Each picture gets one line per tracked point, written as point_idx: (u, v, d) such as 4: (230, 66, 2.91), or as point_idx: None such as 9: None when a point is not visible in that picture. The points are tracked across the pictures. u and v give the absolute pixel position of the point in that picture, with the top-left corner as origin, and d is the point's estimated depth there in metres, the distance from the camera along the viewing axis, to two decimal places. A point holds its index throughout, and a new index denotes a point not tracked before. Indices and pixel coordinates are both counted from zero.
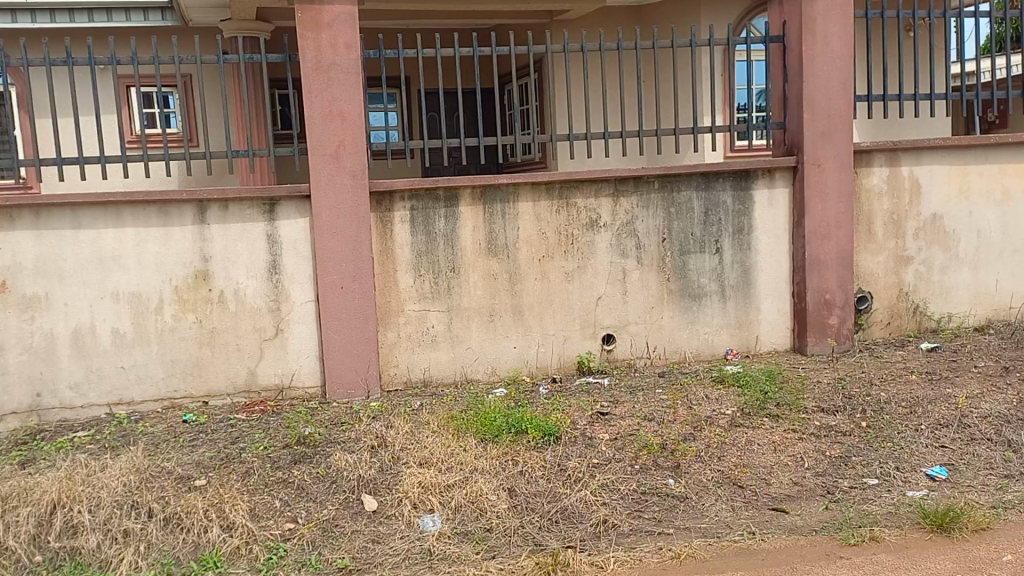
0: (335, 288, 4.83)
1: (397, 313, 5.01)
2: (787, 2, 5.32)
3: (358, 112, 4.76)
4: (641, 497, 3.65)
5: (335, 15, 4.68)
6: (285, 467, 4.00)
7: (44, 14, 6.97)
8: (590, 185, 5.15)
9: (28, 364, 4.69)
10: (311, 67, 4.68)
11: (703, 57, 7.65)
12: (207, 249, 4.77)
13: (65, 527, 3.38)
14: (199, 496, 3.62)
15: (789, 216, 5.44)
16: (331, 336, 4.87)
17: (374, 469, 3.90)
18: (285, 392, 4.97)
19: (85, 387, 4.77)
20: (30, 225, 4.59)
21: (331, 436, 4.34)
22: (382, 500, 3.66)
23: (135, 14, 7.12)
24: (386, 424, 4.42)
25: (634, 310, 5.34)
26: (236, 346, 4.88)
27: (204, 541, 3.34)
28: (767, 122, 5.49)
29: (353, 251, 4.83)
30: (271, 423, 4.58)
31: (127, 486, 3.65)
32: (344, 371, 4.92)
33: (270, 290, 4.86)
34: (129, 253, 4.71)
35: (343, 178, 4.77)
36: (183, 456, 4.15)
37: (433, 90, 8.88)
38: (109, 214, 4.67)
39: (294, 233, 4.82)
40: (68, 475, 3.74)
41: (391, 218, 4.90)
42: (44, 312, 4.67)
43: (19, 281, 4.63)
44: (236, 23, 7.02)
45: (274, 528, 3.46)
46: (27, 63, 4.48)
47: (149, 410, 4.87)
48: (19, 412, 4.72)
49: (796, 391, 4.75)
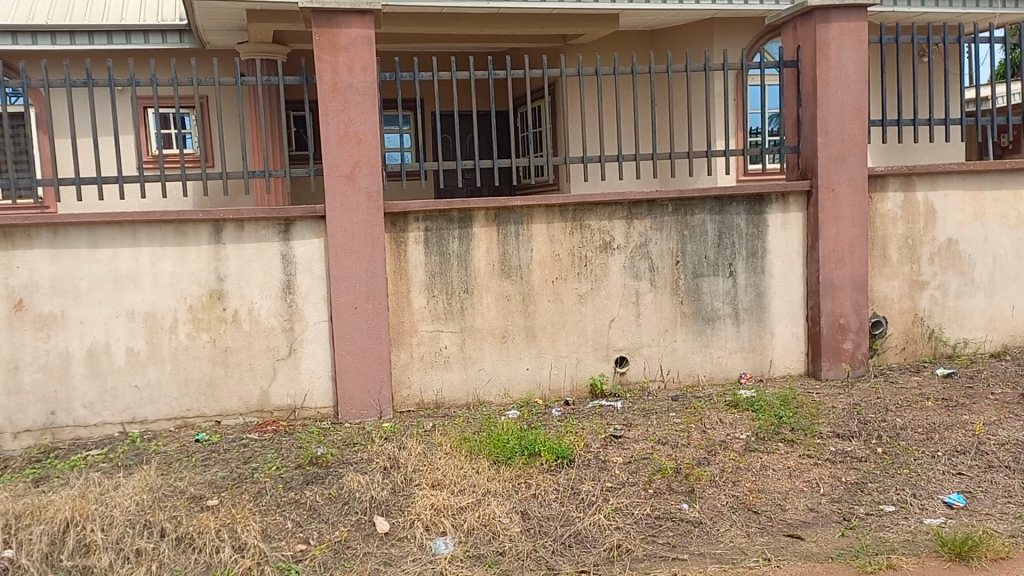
0: (349, 308, 4.85)
1: (410, 334, 5.01)
2: (801, 28, 5.34)
3: (374, 134, 4.80)
4: (655, 522, 3.63)
5: (352, 39, 4.72)
6: (298, 487, 3.99)
7: (64, 36, 7.05)
8: (603, 208, 5.16)
9: (43, 382, 4.71)
10: (328, 89, 4.72)
11: (716, 81, 7.68)
12: (222, 268, 4.80)
13: (78, 545, 3.38)
14: (211, 516, 3.62)
15: (803, 240, 5.44)
16: (344, 356, 4.88)
17: (386, 490, 3.89)
18: (298, 412, 4.97)
19: (98, 405, 4.79)
20: (47, 244, 4.63)
21: (343, 457, 4.34)
22: (394, 522, 3.65)
23: (154, 36, 7.20)
24: (398, 446, 4.41)
25: (647, 332, 5.33)
26: (249, 366, 4.89)
27: (215, 561, 3.33)
28: (781, 145, 5.49)
29: (367, 272, 4.84)
30: (283, 443, 4.58)
31: (140, 506, 3.65)
32: (357, 391, 4.92)
33: (284, 310, 4.88)
34: (145, 271, 4.74)
35: (358, 199, 4.79)
36: (195, 475, 4.16)
37: (447, 112, 8.94)
38: (126, 233, 4.70)
39: (309, 253, 4.85)
40: (81, 494, 3.75)
41: (405, 239, 4.92)
42: (60, 330, 4.70)
43: (36, 299, 4.66)
44: (254, 46, 7.11)
45: (286, 549, 3.45)
46: (47, 84, 4.52)
47: (161, 428, 4.87)
48: (33, 430, 4.73)
49: (811, 415, 4.72)
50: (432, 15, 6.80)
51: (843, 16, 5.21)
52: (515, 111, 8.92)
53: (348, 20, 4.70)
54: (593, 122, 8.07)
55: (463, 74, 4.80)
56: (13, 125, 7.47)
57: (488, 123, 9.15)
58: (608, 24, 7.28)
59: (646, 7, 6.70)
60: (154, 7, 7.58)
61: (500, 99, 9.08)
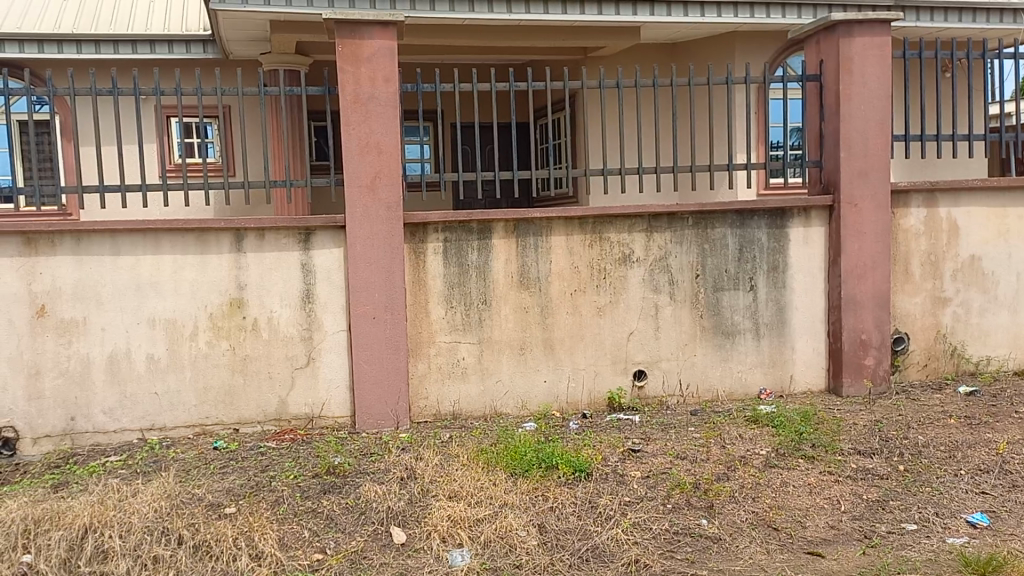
0: (368, 318, 4.85)
1: (428, 345, 5.01)
2: (824, 42, 5.33)
3: (395, 145, 4.81)
4: (674, 537, 3.60)
5: (375, 50, 4.75)
6: (315, 496, 3.99)
7: (90, 45, 7.13)
8: (623, 220, 5.14)
9: (63, 387, 4.75)
10: (350, 100, 4.75)
11: (737, 95, 7.67)
12: (243, 277, 4.82)
13: (96, 551, 3.39)
14: (229, 524, 3.63)
15: (824, 255, 5.40)
16: (362, 366, 4.89)
17: (403, 501, 3.88)
18: (315, 422, 4.98)
19: (118, 412, 4.81)
20: (70, 251, 4.67)
21: (360, 467, 4.34)
22: (411, 533, 3.64)
23: (178, 47, 7.27)
24: (415, 456, 4.40)
25: (666, 346, 5.31)
26: (268, 375, 4.91)
27: (232, 569, 3.33)
28: (803, 160, 5.47)
29: (386, 282, 4.85)
30: (301, 452, 4.59)
31: (158, 513, 3.66)
32: (375, 401, 4.92)
33: (304, 319, 4.89)
34: (166, 279, 4.77)
35: (379, 210, 4.81)
36: (213, 483, 4.16)
37: (468, 124, 8.98)
38: (148, 241, 4.74)
39: (329, 263, 4.86)
40: (100, 500, 3.76)
41: (425, 250, 4.92)
42: (81, 336, 4.73)
43: (58, 305, 4.70)
44: (276, 56, 7.20)
45: (302, 558, 3.44)
46: (73, 93, 4.56)
47: (179, 436, 4.89)
48: (53, 436, 4.76)
49: (832, 432, 4.68)
50: (453, 27, 6.84)
51: (866, 31, 5.19)
52: (534, 124, 8.94)
53: (371, 31, 4.73)
54: (613, 136, 8.07)
55: (484, 86, 4.81)
56: (38, 133, 7.56)
57: (507, 135, 9.17)
58: (629, 38, 7.30)
59: (666, 20, 6.71)
60: (178, 18, 7.66)
61: (520, 111, 9.11)
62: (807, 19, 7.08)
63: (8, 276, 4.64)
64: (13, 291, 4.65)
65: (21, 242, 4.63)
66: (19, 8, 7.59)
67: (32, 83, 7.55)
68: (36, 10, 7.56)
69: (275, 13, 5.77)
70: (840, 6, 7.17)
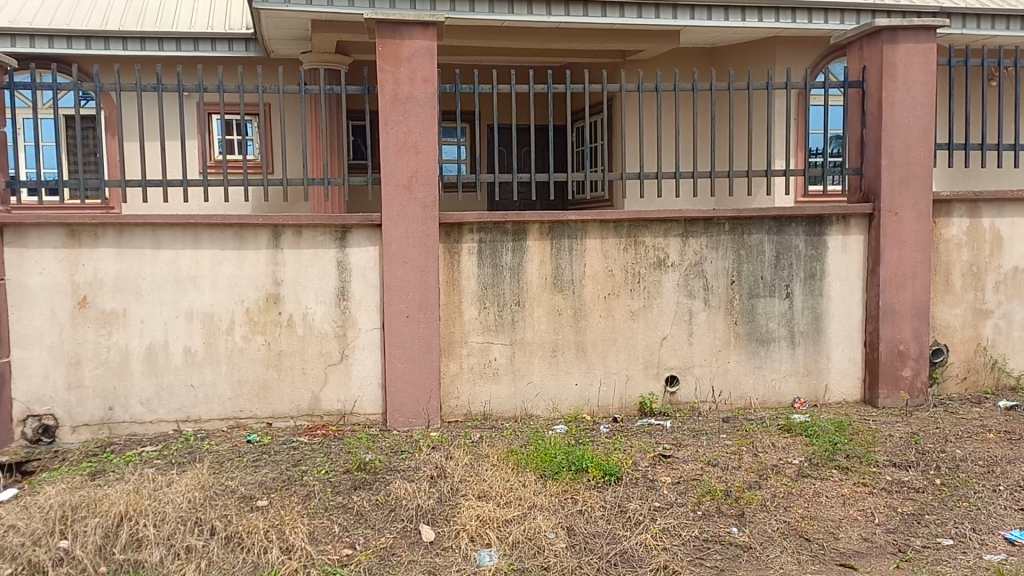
0: (401, 317, 4.88)
1: (461, 345, 5.03)
2: (868, 48, 5.26)
3: (432, 145, 4.84)
4: (703, 545, 3.57)
5: (415, 50, 4.78)
6: (345, 492, 4.03)
7: (135, 42, 7.26)
8: (659, 225, 5.12)
9: (102, 377, 4.83)
10: (389, 100, 4.78)
11: (777, 100, 7.61)
12: (280, 272, 4.87)
13: (130, 539, 3.44)
14: (260, 516, 3.67)
15: (863, 264, 5.33)
16: (395, 364, 4.92)
17: (432, 499, 3.90)
18: (347, 418, 5.02)
19: (155, 403, 4.89)
20: (112, 243, 4.76)
21: (391, 464, 4.37)
22: (440, 531, 3.66)
23: (221, 45, 7.37)
24: (446, 455, 4.42)
25: (699, 352, 5.28)
26: (302, 371, 4.96)
27: (263, 561, 3.36)
28: (843, 167, 5.41)
29: (420, 281, 4.88)
30: (333, 448, 4.63)
31: (192, 503, 3.72)
32: (406, 400, 4.95)
33: (338, 316, 4.94)
34: (204, 274, 4.84)
35: (414, 209, 4.84)
36: (246, 476, 4.21)
37: (505, 126, 9.02)
38: (188, 235, 4.81)
39: (364, 261, 4.90)
40: (136, 489, 3.82)
41: (459, 250, 4.94)
42: (121, 327, 4.82)
43: (100, 296, 4.79)
44: (317, 56, 7.27)
45: (332, 553, 3.47)
46: (118, 88, 4.64)
47: (214, 428, 4.95)
48: (91, 425, 4.85)
49: (867, 443, 4.62)
50: (493, 28, 6.86)
51: (911, 37, 5.12)
52: (572, 126, 8.94)
53: (411, 32, 4.76)
54: (650, 140, 8.05)
55: (522, 87, 4.80)
56: (84, 127, 7.72)
57: (544, 137, 9.18)
58: (669, 41, 7.27)
59: (707, 25, 6.67)
60: (221, 16, 7.77)
61: (557, 113, 9.11)
62: (850, 24, 7.01)
63: (52, 267, 4.73)
64: (56, 282, 4.74)
65: (64, 233, 4.72)
66: (66, 5, 7.72)
67: (79, 78, 7.70)
68: (84, 6, 7.70)
69: (317, 12, 5.83)
70: (885, 12, 7.08)
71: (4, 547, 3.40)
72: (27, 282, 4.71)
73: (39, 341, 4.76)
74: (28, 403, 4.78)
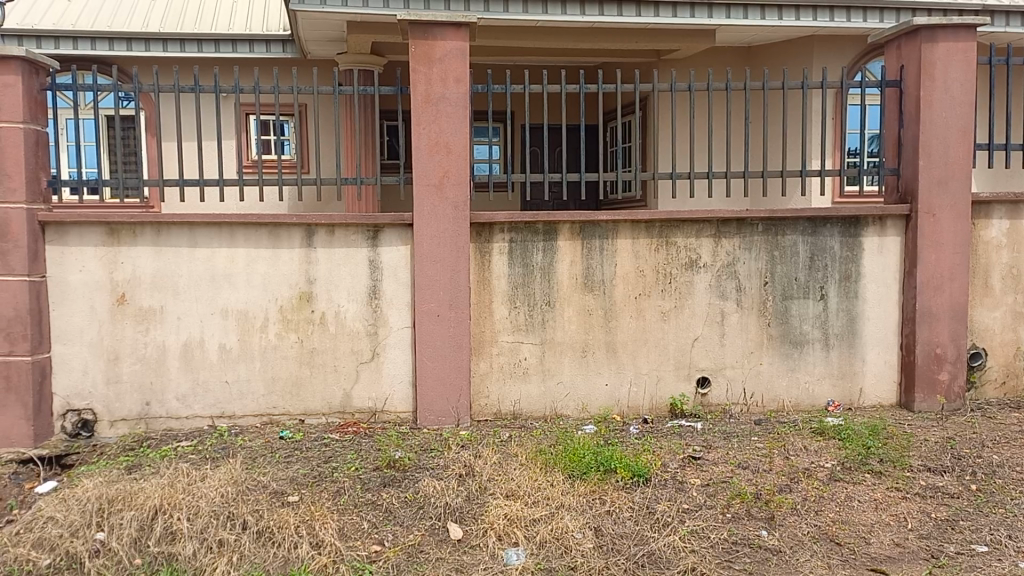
0: (431, 316, 4.91)
1: (491, 344, 5.04)
2: (906, 46, 5.17)
3: (463, 145, 4.86)
4: (732, 547, 3.54)
5: (448, 50, 4.80)
6: (374, 489, 4.06)
7: (175, 44, 7.41)
8: (691, 225, 5.09)
9: (140, 373, 4.93)
10: (421, 100, 4.81)
11: (814, 99, 7.53)
12: (313, 271, 4.93)
13: (165, 532, 3.51)
14: (291, 512, 3.73)
15: (900, 265, 5.25)
16: (425, 362, 4.94)
17: (461, 497, 3.93)
18: (378, 415, 5.06)
19: (191, 398, 4.97)
20: (150, 241, 4.85)
21: (420, 462, 4.40)
22: (468, 529, 3.68)
23: (258, 46, 7.47)
24: (474, 453, 4.43)
25: (731, 353, 5.23)
26: (334, 368, 5.01)
27: (293, 557, 3.41)
28: (879, 167, 5.32)
29: (451, 281, 4.90)
30: (363, 445, 4.68)
31: (225, 498, 3.78)
32: (436, 399, 4.97)
33: (369, 314, 4.98)
34: (239, 271, 4.91)
35: (446, 209, 4.86)
36: (278, 471, 4.28)
37: (537, 125, 9.03)
38: (223, 233, 4.88)
39: (396, 260, 4.94)
40: (170, 483, 3.89)
41: (490, 249, 4.95)
42: (158, 324, 4.91)
43: (138, 293, 4.88)
44: (352, 57, 7.35)
45: (361, 549, 3.51)
46: (157, 89, 4.73)
47: (248, 424, 5.03)
48: (129, 419, 4.95)
49: (901, 447, 4.54)
50: (524, 28, 6.86)
51: (950, 35, 5.02)
52: (604, 126, 8.93)
53: (444, 32, 4.78)
54: (684, 139, 8.01)
55: (553, 87, 4.78)
56: (125, 128, 7.87)
57: (576, 137, 9.17)
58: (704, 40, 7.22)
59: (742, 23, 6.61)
60: (259, 17, 7.87)
61: (590, 113, 9.10)
62: (889, 23, 6.89)
63: (92, 264, 4.83)
64: (95, 279, 4.84)
65: (104, 231, 4.82)
66: (108, 6, 7.87)
67: (120, 79, 7.86)
68: (124, 8, 7.84)
69: (352, 14, 5.88)
70: (925, 10, 6.94)
71: (43, 538, 3.50)
72: (67, 279, 4.82)
73: (79, 337, 4.87)
74: (68, 398, 4.89)
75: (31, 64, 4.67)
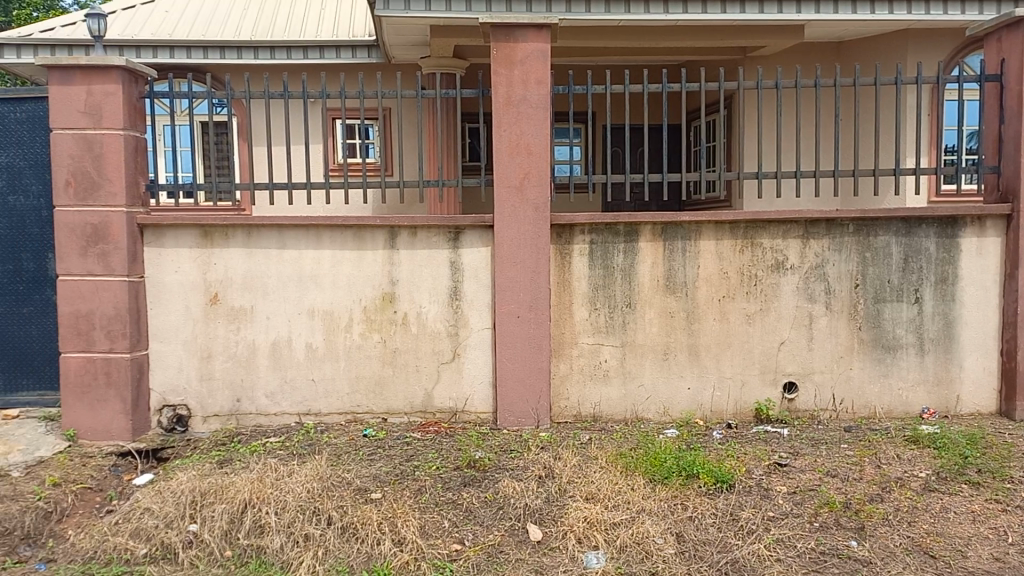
0: (511, 317, 4.92)
1: (571, 346, 5.03)
2: (1009, 38, 4.92)
3: (544, 146, 4.85)
4: (819, 557, 3.43)
5: (529, 52, 4.81)
6: (455, 488, 4.10)
7: (266, 51, 7.65)
8: (777, 226, 4.96)
9: (231, 370, 5.10)
10: (502, 102, 4.83)
11: (909, 95, 7.26)
12: (395, 272, 5.01)
13: (254, 525, 3.63)
14: (374, 508, 3.79)
15: (1001, 267, 5.01)
16: (505, 363, 4.95)
17: (540, 499, 3.92)
18: (459, 415, 5.11)
19: (278, 396, 5.12)
20: (241, 243, 5.01)
21: (500, 462, 4.41)
22: (548, 531, 3.67)
23: (345, 52, 7.63)
24: (554, 455, 4.42)
25: (819, 357, 5.08)
26: (415, 367, 5.08)
27: (376, 553, 3.47)
28: (980, 165, 5.08)
29: (531, 282, 4.90)
30: (444, 444, 4.72)
31: (310, 493, 3.86)
32: (516, 400, 4.98)
33: (450, 315, 5.03)
34: (325, 272, 5.02)
35: (526, 211, 4.86)
36: (361, 468, 4.35)
37: (620, 126, 8.98)
38: (310, 235, 5.00)
39: (476, 261, 4.97)
40: (259, 478, 4.02)
41: (571, 250, 4.94)
42: (249, 324, 5.07)
43: (229, 294, 5.05)
44: (435, 60, 7.43)
45: (442, 547, 3.54)
46: (248, 95, 4.88)
47: (332, 422, 5.14)
48: (220, 415, 5.13)
49: (1003, 458, 4.32)
50: (608, 28, 6.81)
51: None
52: (689, 126, 8.80)
53: (525, 34, 4.79)
54: (771, 138, 7.83)
55: (635, 87, 4.73)
56: (218, 133, 8.17)
57: (660, 137, 9.08)
58: (792, 36, 7.03)
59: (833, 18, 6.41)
60: (347, 24, 8.05)
61: (673, 112, 8.99)
62: (991, 14, 6.58)
63: (187, 265, 5.02)
64: (189, 280, 5.03)
65: (198, 233, 5.00)
66: (205, 16, 8.19)
67: (213, 87, 8.14)
68: (220, 18, 8.15)
69: (434, 18, 5.91)
70: None
71: (140, 528, 3.66)
72: (163, 280, 5.02)
73: (175, 335, 5.07)
74: (164, 394, 5.10)
75: (131, 73, 4.88)
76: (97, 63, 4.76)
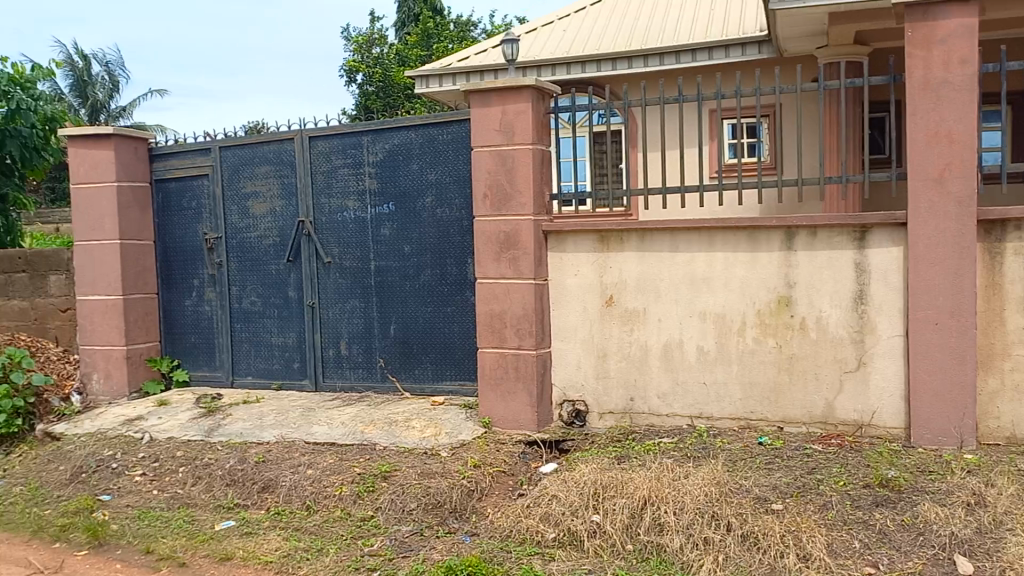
0: (928, 324, 4.47)
1: (1002, 358, 4.45)
2: None
3: (970, 133, 4.33)
4: None
5: (952, 29, 4.32)
6: (866, 507, 3.83)
7: (656, 59, 7.84)
8: None
9: (626, 370, 5.27)
10: (918, 87, 4.39)
11: None
12: (793, 274, 4.80)
13: (654, 522, 3.80)
14: (776, 520, 3.70)
15: None
16: (920, 374, 4.51)
17: (970, 529, 3.55)
18: (865, 429, 4.74)
19: (671, 397, 5.17)
20: (636, 246, 5.16)
21: (918, 484, 4.00)
22: (980, 566, 3.34)
23: (734, 50, 7.53)
24: (984, 481, 3.93)
25: None
26: (816, 376, 4.81)
27: (778, 566, 3.44)
28: None
29: (953, 285, 4.40)
30: (851, 460, 4.39)
31: (709, 497, 3.86)
32: (934, 415, 4.51)
33: (855, 321, 4.69)
34: (718, 275, 4.98)
35: (947, 206, 4.38)
36: (760, 477, 4.21)
37: None
38: (703, 239, 5.00)
39: (885, 263, 4.60)
40: (657, 475, 4.12)
41: (1003, 249, 4.41)
42: (642, 325, 5.19)
43: (624, 296, 5.22)
44: (834, 49, 6.97)
45: (853, 569, 3.38)
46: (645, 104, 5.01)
47: (725, 427, 5.07)
48: (616, 413, 5.33)
49: None
50: None
51: None
52: None
53: (948, 10, 4.31)
54: None
55: None
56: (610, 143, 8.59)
57: None
58: None
59: None
60: (737, 23, 7.93)
61: None
62: None
63: (585, 269, 5.31)
64: (588, 282, 5.31)
65: (596, 239, 5.26)
66: (599, 32, 8.65)
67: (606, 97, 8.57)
68: (613, 32, 8.54)
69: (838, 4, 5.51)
70: None
71: (549, 513, 4.04)
72: (565, 283, 5.37)
73: (574, 335, 5.38)
74: (565, 389, 5.43)
75: (538, 91, 5.28)
76: (510, 85, 5.22)
